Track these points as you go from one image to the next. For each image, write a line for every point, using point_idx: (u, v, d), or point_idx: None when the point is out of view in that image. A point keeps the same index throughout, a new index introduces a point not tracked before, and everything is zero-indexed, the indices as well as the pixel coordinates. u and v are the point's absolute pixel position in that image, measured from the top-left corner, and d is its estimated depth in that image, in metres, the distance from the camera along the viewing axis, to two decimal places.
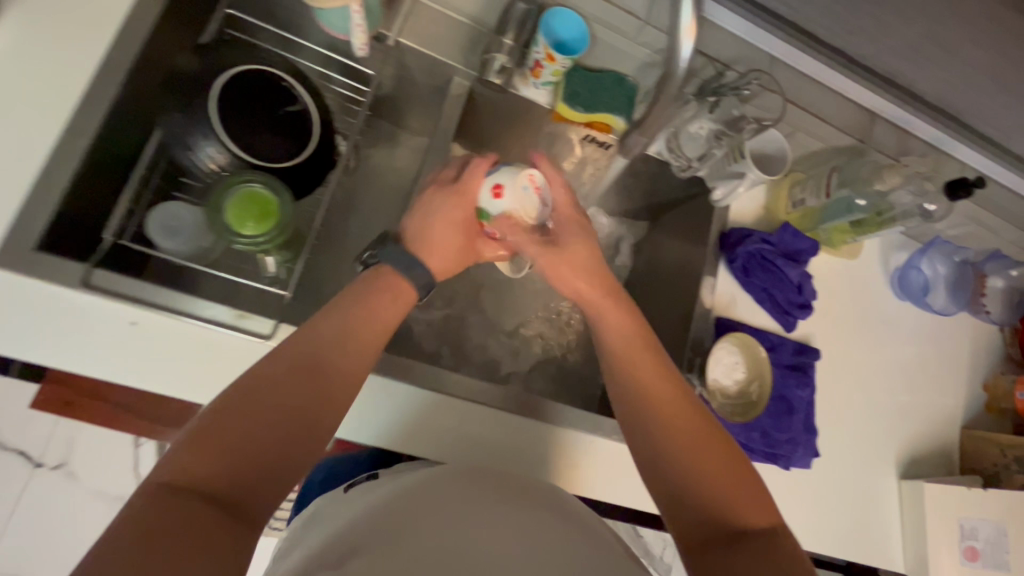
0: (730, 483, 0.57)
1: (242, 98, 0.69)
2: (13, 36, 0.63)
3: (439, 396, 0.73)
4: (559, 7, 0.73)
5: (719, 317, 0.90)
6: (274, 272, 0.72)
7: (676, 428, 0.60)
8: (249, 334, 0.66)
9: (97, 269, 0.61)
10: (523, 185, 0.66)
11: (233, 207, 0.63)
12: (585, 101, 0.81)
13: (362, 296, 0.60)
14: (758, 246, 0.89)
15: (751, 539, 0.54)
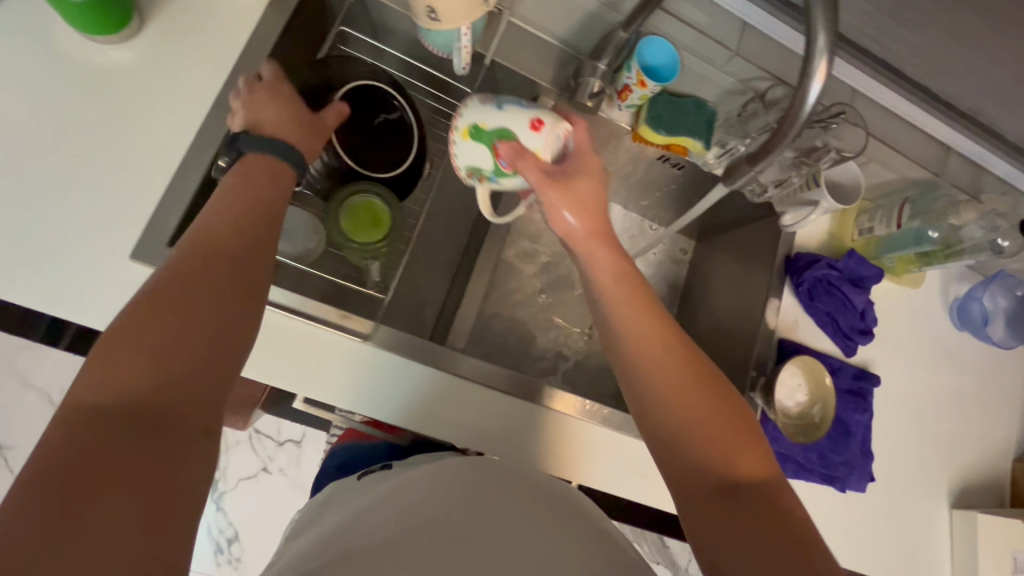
0: (716, 434, 0.55)
1: (354, 108, 0.75)
2: (157, 46, 0.69)
3: (449, 377, 0.76)
4: (653, 36, 0.75)
5: (782, 339, 0.92)
6: (378, 278, 0.76)
7: (656, 386, 0.58)
8: (350, 332, 0.72)
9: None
10: (557, 135, 0.62)
11: (349, 218, 0.70)
12: (667, 124, 0.83)
13: (241, 192, 0.57)
14: (825, 271, 0.91)
15: (744, 489, 0.52)
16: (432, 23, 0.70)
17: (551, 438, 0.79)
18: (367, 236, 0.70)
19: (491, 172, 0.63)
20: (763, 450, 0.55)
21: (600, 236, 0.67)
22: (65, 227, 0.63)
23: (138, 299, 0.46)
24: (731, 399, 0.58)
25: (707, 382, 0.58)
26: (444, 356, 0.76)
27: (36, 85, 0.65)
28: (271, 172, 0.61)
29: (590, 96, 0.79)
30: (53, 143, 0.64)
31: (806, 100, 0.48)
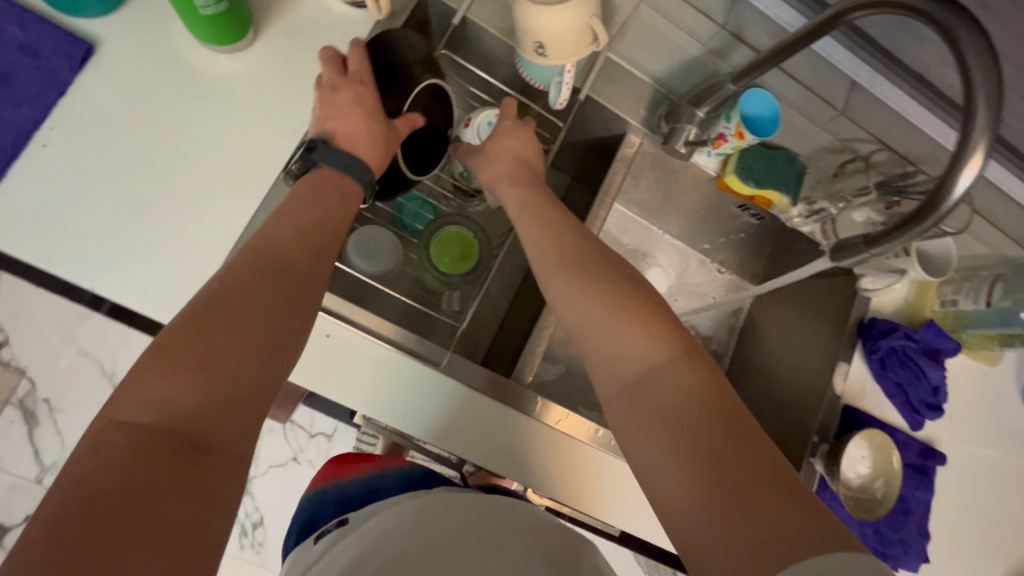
0: (657, 371, 0.53)
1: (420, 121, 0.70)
2: (267, 58, 0.70)
3: (476, 395, 0.73)
4: (755, 87, 0.74)
5: (848, 405, 0.89)
6: (452, 306, 0.77)
7: (557, 293, 0.61)
8: (425, 360, 0.72)
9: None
10: (487, 120, 0.75)
11: (439, 244, 0.75)
12: (757, 175, 0.81)
13: (299, 211, 0.57)
14: (902, 341, 0.88)
15: (653, 381, 0.53)
16: (538, 57, 0.69)
17: (558, 464, 0.74)
18: (454, 264, 0.74)
19: (462, 171, 0.78)
20: (664, 330, 0.55)
21: (510, 177, 0.69)
22: (163, 231, 0.64)
23: (191, 310, 0.47)
24: (675, 328, 0.56)
25: (650, 317, 0.56)
26: (474, 374, 0.74)
27: (149, 88, 0.66)
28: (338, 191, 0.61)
29: (684, 143, 0.79)
30: (161, 147, 0.66)
31: (954, 191, 0.52)
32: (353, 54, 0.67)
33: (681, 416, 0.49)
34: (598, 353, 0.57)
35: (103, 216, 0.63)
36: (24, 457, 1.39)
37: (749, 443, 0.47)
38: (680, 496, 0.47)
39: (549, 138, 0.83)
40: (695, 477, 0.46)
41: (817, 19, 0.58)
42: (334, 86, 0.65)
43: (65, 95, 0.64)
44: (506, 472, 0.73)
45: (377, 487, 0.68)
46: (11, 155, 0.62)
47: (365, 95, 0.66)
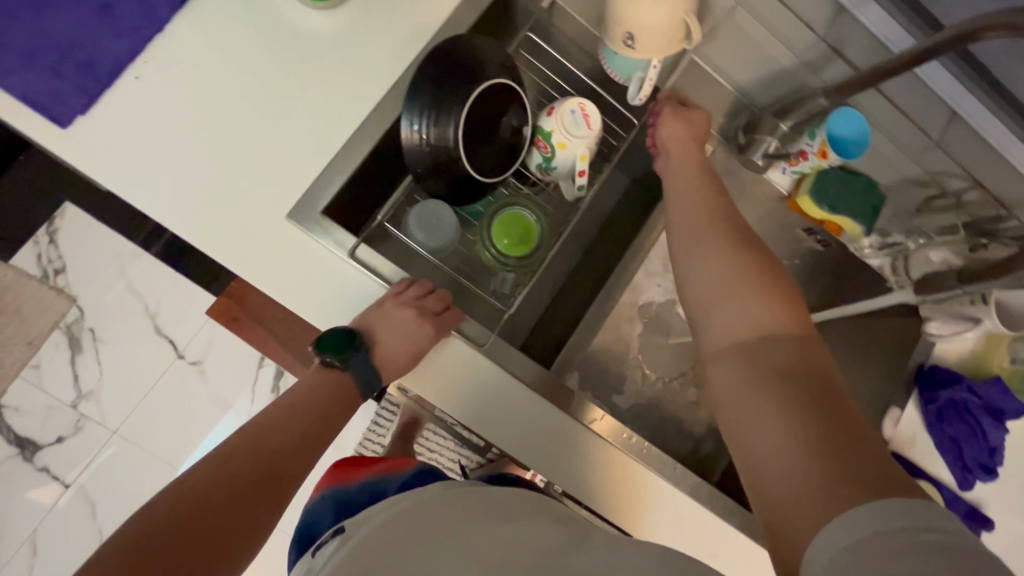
0: (758, 317, 0.53)
1: (478, 114, 0.66)
2: (355, 20, 0.70)
3: (512, 384, 0.71)
4: (843, 106, 0.70)
5: (894, 453, 0.84)
6: (501, 288, 0.76)
7: (695, 243, 0.61)
8: (461, 335, 0.71)
9: (362, 244, 0.68)
10: (571, 111, 0.70)
11: (500, 224, 0.74)
12: (832, 200, 0.79)
13: (301, 401, 0.66)
14: (964, 395, 0.83)
15: (775, 339, 0.51)
16: (624, 49, 0.68)
17: (584, 464, 0.72)
18: (513, 247, 0.74)
19: (540, 162, 0.74)
20: (788, 293, 0.55)
21: (691, 157, 0.70)
22: (237, 178, 0.66)
23: (195, 487, 0.55)
24: (791, 292, 0.56)
25: (759, 270, 0.57)
26: (514, 360, 0.72)
27: (241, 36, 0.68)
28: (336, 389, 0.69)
29: (762, 155, 0.78)
30: (242, 95, 0.67)
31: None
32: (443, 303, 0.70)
33: (810, 395, 0.46)
34: (701, 292, 0.59)
35: (182, 155, 0.65)
36: (63, 382, 1.45)
37: (843, 406, 0.46)
38: (758, 429, 0.46)
39: (619, 133, 0.82)
40: (794, 425, 0.44)
41: (933, 39, 0.54)
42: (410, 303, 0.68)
43: (162, 33, 0.66)
44: (526, 461, 0.71)
45: (380, 492, 0.70)
46: (106, 84, 0.64)
47: (430, 329, 0.67)
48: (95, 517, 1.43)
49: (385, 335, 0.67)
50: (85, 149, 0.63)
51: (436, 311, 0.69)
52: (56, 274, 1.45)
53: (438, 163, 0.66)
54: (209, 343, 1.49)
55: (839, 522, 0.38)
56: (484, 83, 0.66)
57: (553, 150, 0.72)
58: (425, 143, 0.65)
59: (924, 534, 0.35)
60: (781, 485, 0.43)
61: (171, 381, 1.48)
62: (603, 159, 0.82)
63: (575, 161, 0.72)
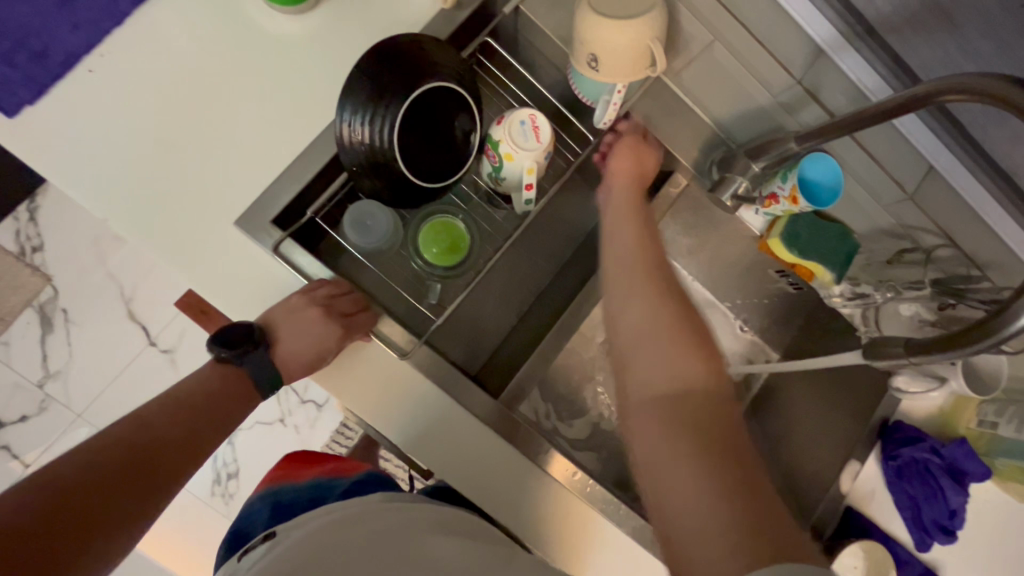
0: (678, 365, 0.52)
1: (420, 117, 0.65)
2: (320, 24, 0.68)
3: (457, 410, 0.69)
4: (816, 151, 0.68)
5: (850, 507, 0.83)
6: (436, 300, 0.74)
7: (623, 281, 0.58)
8: (390, 346, 0.67)
9: (288, 239, 0.65)
10: (520, 121, 0.69)
11: (428, 232, 0.73)
12: (802, 244, 0.77)
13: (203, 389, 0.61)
14: (927, 454, 0.80)
15: (690, 392, 0.50)
16: (587, 70, 0.66)
17: (528, 501, 0.70)
18: (441, 257, 0.72)
19: (491, 171, 0.73)
20: (704, 337, 0.54)
21: (631, 189, 0.68)
22: (182, 179, 0.65)
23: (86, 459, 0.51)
24: (708, 336, 0.54)
25: (677, 313, 0.55)
26: (459, 384, 0.69)
27: (199, 33, 0.66)
28: (225, 383, 0.63)
29: (732, 196, 0.74)
30: (195, 95, 0.65)
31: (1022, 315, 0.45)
32: (354, 305, 0.65)
33: (721, 455, 0.45)
34: (624, 334, 0.56)
35: (129, 152, 0.64)
36: (31, 360, 1.43)
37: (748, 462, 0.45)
38: (671, 488, 0.45)
39: (577, 149, 0.79)
40: (708, 488, 0.43)
41: (909, 91, 0.52)
42: (320, 303, 0.63)
43: (121, 26, 0.65)
44: (467, 491, 0.69)
45: (323, 495, 0.66)
46: (58, 75, 0.63)
47: (335, 329, 0.62)
48: None
49: (289, 335, 0.63)
50: (31, 140, 0.63)
51: (345, 312, 0.64)
52: (33, 251, 1.44)
53: (374, 163, 0.64)
54: (181, 332, 1.48)
55: None
56: (427, 85, 0.64)
57: (501, 161, 0.70)
58: (359, 142, 0.63)
59: None
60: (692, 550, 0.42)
61: (140, 367, 1.46)
62: (556, 174, 0.78)
63: (521, 173, 0.70)
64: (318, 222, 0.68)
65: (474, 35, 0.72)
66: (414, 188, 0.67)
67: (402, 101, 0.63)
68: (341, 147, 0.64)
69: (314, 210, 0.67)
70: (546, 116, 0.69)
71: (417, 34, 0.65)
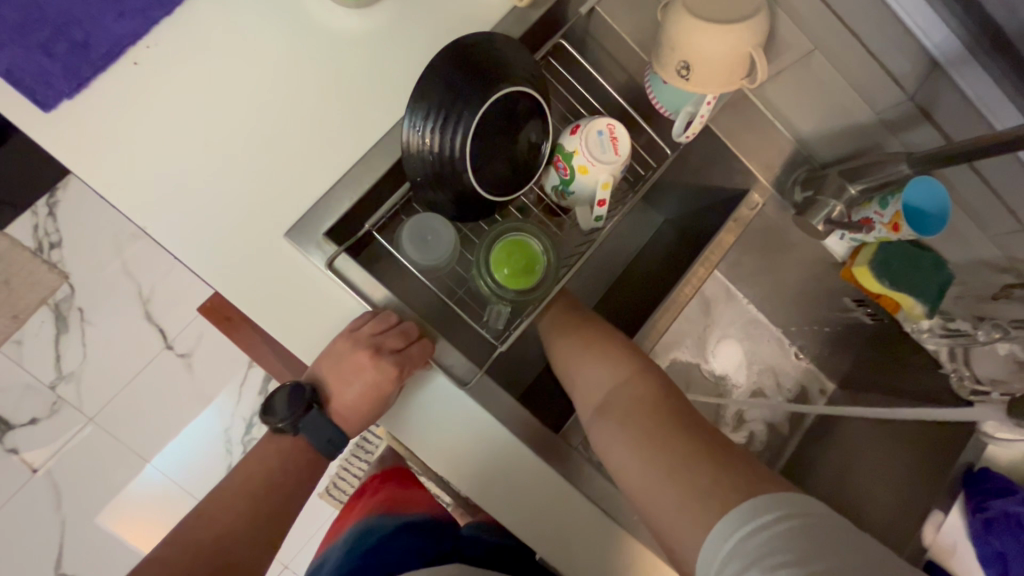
0: (633, 400, 0.60)
1: (493, 124, 0.59)
2: (383, 17, 0.62)
3: (518, 446, 0.63)
4: (919, 174, 0.61)
5: (930, 560, 0.77)
6: (498, 325, 0.65)
7: (566, 361, 0.69)
8: (449, 376, 0.61)
9: (343, 254, 0.59)
10: (597, 132, 0.63)
11: (501, 252, 0.65)
12: (894, 275, 0.71)
13: (263, 466, 0.62)
14: (1019, 507, 0.74)
15: (645, 414, 0.58)
16: (672, 77, 0.60)
17: (594, 549, 0.64)
18: (513, 279, 0.64)
19: (558, 184, 0.67)
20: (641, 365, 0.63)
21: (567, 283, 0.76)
22: (230, 183, 0.59)
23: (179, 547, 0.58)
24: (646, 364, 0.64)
25: (616, 356, 0.65)
26: (521, 414, 0.64)
27: (254, 24, 0.61)
28: (281, 455, 0.63)
29: (823, 220, 0.71)
30: (247, 94, 0.60)
31: None
32: (400, 339, 0.59)
33: (686, 451, 0.52)
34: (588, 407, 0.64)
35: (174, 155, 0.58)
36: (43, 360, 1.38)
37: (707, 436, 0.54)
38: (669, 511, 0.50)
39: (650, 162, 0.72)
40: (687, 479, 0.50)
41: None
42: (368, 347, 0.57)
43: (171, 16, 0.59)
44: (524, 535, 0.63)
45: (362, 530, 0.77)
46: (101, 67, 0.58)
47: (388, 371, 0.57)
48: (61, 506, 1.36)
49: (348, 378, 0.60)
50: (70, 137, 0.57)
51: (395, 348, 0.58)
52: (51, 247, 1.39)
53: (441, 175, 0.59)
54: (199, 335, 1.42)
55: (734, 518, 0.45)
56: (502, 89, 0.58)
57: (574, 174, 0.65)
58: (427, 150, 0.58)
59: (788, 502, 0.44)
60: (700, 527, 0.47)
61: (155, 370, 1.41)
62: (627, 189, 0.71)
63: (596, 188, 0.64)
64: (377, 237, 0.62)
65: (548, 36, 0.67)
66: (479, 202, 0.61)
67: (476, 106, 0.57)
68: (406, 153, 0.59)
69: (373, 224, 0.62)
70: (626, 127, 0.63)
71: (490, 35, 0.60)
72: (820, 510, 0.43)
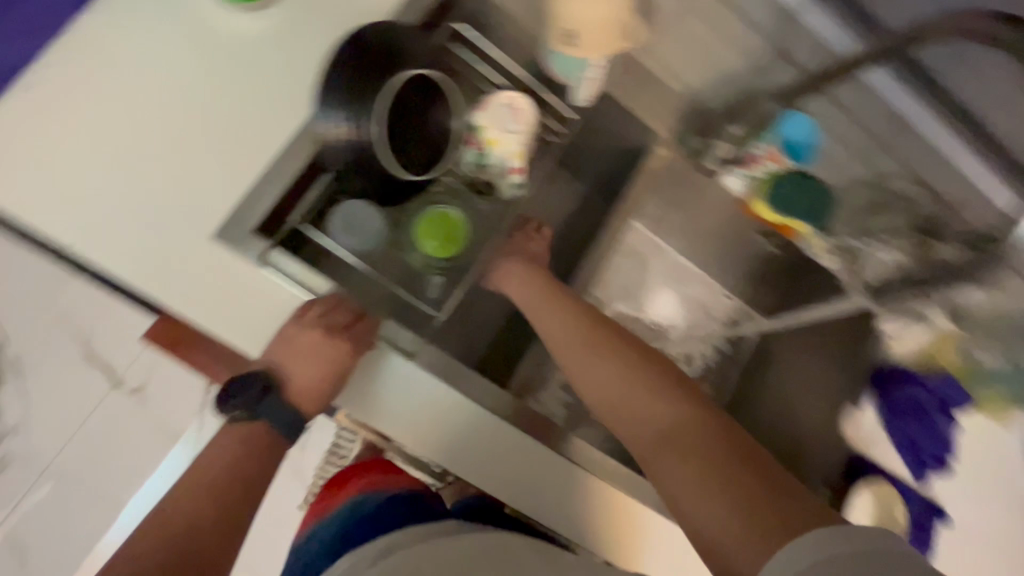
0: (670, 422, 0.59)
1: (403, 108, 0.63)
2: (279, 17, 0.65)
3: (467, 407, 0.67)
4: (789, 110, 0.75)
5: (851, 453, 0.87)
6: (436, 294, 0.71)
7: (594, 382, 0.67)
8: (394, 348, 0.67)
9: (277, 249, 0.62)
10: (501, 106, 0.69)
11: (426, 224, 0.69)
12: (789, 203, 0.76)
13: (224, 457, 0.64)
14: (916, 391, 0.87)
15: (683, 437, 0.56)
16: (563, 46, 0.66)
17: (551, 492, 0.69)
18: (442, 249, 0.69)
19: (471, 159, 0.71)
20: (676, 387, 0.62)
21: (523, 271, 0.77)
22: (145, 194, 0.60)
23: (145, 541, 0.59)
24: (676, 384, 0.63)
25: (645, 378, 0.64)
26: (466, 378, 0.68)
27: (149, 37, 0.62)
28: (240, 444, 0.65)
29: (716, 159, 0.81)
30: (152, 105, 0.61)
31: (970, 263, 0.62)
32: (345, 313, 0.67)
33: (731, 471, 0.51)
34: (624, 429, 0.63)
35: (85, 173, 0.59)
36: None
37: (752, 458, 0.52)
38: (724, 537, 0.49)
39: (559, 127, 0.75)
40: (741, 508, 0.48)
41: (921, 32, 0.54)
42: (321, 326, 0.65)
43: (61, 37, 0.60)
44: (489, 489, 0.68)
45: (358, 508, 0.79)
46: None
47: (341, 345, 0.65)
48: (25, 566, 1.31)
49: (303, 360, 0.66)
50: None
51: (343, 325, 0.66)
52: None
53: (360, 162, 0.63)
54: (148, 366, 1.39)
55: (790, 549, 0.44)
56: (406, 73, 0.62)
57: (486, 148, 0.70)
58: (343, 138, 0.61)
59: (840, 532, 0.43)
60: (756, 557, 0.46)
61: (106, 409, 1.36)
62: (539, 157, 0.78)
63: (508, 158, 0.70)
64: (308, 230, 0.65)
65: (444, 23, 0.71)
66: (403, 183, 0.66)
67: (384, 93, 0.61)
68: (323, 144, 0.62)
69: (300, 218, 0.64)
70: (526, 97, 0.69)
71: (388, 23, 0.63)
72: (873, 533, 0.43)
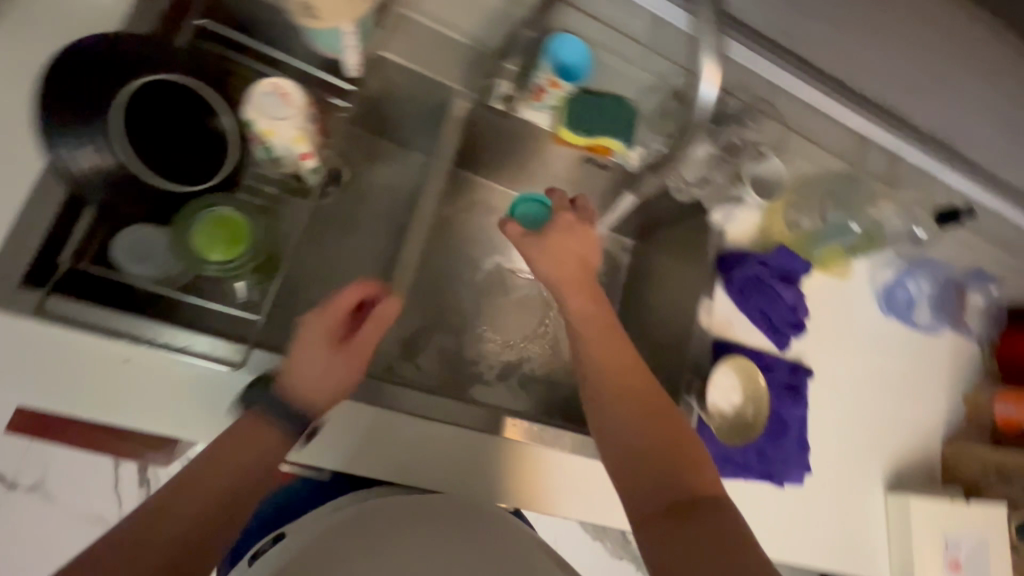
0: (656, 469, 0.60)
1: (148, 119, 0.62)
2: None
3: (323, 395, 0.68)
4: (558, 32, 0.73)
5: (716, 339, 0.91)
6: (245, 296, 0.69)
7: (600, 404, 0.66)
8: (220, 363, 0.62)
9: (54, 295, 0.58)
10: (264, 95, 0.65)
11: (207, 234, 0.63)
12: (588, 123, 0.78)
13: (213, 478, 0.51)
14: (756, 268, 0.92)
15: (674, 486, 0.58)
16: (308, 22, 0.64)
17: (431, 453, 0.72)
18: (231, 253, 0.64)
19: (259, 155, 0.69)
20: (677, 430, 0.63)
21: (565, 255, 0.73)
22: None
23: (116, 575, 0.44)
24: (671, 423, 0.64)
25: (643, 411, 0.64)
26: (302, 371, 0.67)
27: None
28: (233, 468, 0.52)
29: (501, 98, 0.79)
30: None
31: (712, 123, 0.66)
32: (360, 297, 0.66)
33: (702, 526, 0.55)
34: (613, 455, 0.63)
35: None
36: None
37: (721, 521, 0.56)
38: None
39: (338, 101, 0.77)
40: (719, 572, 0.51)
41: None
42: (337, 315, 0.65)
43: None
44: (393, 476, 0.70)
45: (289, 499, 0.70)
46: None
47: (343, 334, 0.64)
48: None
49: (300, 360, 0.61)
50: None
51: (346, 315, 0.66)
52: None
53: (118, 184, 0.59)
54: None
55: None
56: (137, 82, 0.61)
57: (266, 141, 0.67)
58: (87, 162, 0.58)
59: None
60: None
61: None
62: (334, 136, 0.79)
63: (292, 146, 0.68)
64: (83, 269, 0.59)
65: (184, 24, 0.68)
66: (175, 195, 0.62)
67: (118, 107, 0.59)
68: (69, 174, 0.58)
69: (69, 258, 0.59)
70: (291, 81, 0.66)
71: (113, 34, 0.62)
72: None
